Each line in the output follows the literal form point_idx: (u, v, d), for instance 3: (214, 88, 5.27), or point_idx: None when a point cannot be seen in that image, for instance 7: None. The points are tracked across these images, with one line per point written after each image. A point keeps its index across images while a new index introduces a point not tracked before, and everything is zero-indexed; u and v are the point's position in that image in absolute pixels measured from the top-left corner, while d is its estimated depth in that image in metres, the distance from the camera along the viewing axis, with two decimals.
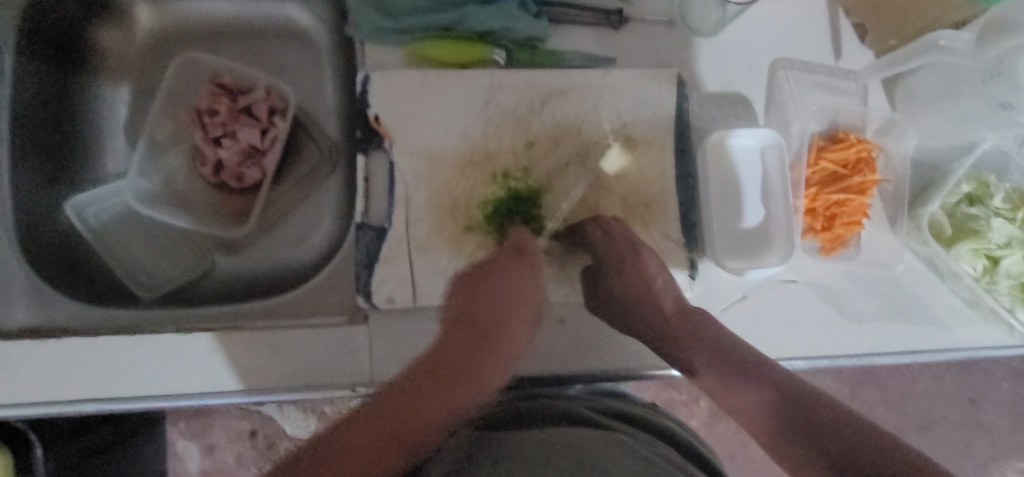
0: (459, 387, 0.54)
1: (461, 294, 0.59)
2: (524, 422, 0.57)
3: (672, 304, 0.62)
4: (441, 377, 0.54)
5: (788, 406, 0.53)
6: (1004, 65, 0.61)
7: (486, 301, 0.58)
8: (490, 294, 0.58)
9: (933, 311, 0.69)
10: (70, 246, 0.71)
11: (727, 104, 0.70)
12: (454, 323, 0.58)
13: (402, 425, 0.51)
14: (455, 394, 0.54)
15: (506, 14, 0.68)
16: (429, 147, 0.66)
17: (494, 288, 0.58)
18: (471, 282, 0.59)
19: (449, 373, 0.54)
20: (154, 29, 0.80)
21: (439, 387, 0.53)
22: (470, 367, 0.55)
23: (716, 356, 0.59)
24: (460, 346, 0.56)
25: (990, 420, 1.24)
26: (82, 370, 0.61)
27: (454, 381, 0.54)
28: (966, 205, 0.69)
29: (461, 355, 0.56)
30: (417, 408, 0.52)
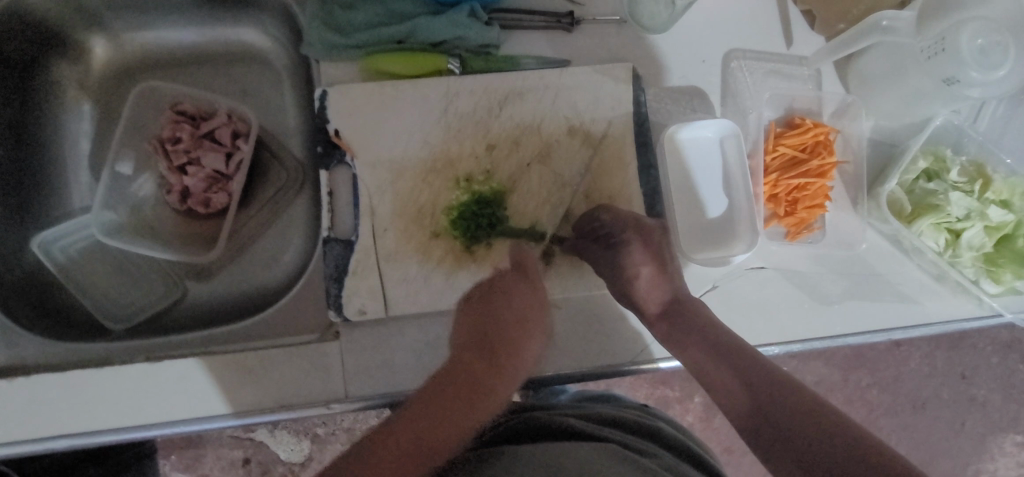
0: (480, 401, 0.54)
1: (471, 310, 0.62)
2: (525, 439, 0.56)
3: (656, 306, 0.65)
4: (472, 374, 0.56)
5: (763, 399, 0.54)
6: (946, 41, 0.63)
7: (497, 314, 0.61)
8: (501, 307, 0.61)
9: (901, 288, 0.70)
10: (38, 282, 0.71)
11: (683, 97, 0.71)
12: (468, 339, 0.60)
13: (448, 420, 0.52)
14: (479, 399, 0.55)
15: (456, 23, 0.68)
16: (390, 158, 0.66)
17: (504, 304, 0.61)
18: (480, 295, 0.63)
19: (470, 383, 0.55)
20: (112, 60, 0.80)
21: (462, 392, 0.54)
22: (487, 377, 0.57)
23: (709, 344, 0.60)
24: (475, 359, 0.58)
25: (981, 394, 1.25)
26: (52, 407, 0.61)
27: (487, 375, 0.57)
28: (924, 181, 0.70)
29: (478, 363, 0.57)
30: (447, 416, 0.52)
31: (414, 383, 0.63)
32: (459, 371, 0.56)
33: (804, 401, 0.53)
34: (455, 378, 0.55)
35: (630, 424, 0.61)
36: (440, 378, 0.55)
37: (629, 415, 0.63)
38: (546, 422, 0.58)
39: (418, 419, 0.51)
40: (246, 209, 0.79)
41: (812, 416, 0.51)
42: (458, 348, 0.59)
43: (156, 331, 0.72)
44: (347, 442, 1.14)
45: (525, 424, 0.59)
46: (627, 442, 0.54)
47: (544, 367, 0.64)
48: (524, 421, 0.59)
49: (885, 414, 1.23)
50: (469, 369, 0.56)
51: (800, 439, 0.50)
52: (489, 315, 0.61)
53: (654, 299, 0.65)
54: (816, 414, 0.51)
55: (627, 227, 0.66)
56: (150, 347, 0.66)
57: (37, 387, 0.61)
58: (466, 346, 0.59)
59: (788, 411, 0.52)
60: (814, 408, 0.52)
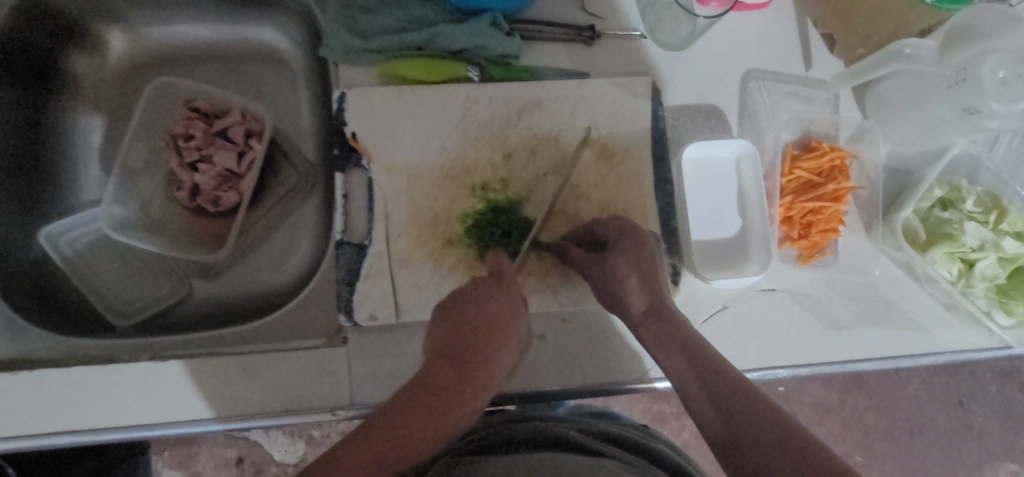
0: (446, 413, 0.53)
1: (446, 313, 0.57)
2: (510, 449, 0.56)
3: (642, 302, 0.59)
4: (436, 389, 0.53)
5: (730, 421, 0.52)
6: (968, 70, 0.62)
7: (472, 314, 0.56)
8: (473, 315, 0.56)
9: (911, 316, 0.69)
10: (45, 275, 0.70)
11: (700, 115, 0.71)
12: (441, 347, 0.56)
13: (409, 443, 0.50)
14: (432, 423, 0.52)
15: (477, 31, 0.68)
16: (407, 162, 0.66)
17: (475, 310, 0.56)
18: (455, 302, 0.57)
19: (431, 402, 0.52)
20: (129, 54, 0.80)
21: (416, 415, 0.51)
22: (455, 388, 0.54)
23: (686, 357, 0.56)
24: (442, 367, 0.55)
25: (979, 422, 1.24)
26: (53, 403, 0.60)
27: (456, 386, 0.54)
28: (939, 210, 0.70)
29: (443, 379, 0.54)
30: (409, 433, 0.51)
31: None
32: (421, 386, 0.53)
33: (777, 424, 0.50)
34: (415, 399, 0.52)
35: (630, 443, 0.60)
36: (401, 397, 0.53)
37: (632, 434, 0.63)
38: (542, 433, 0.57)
39: (377, 437, 0.50)
40: (256, 207, 0.78)
41: (779, 432, 0.50)
42: (432, 352, 0.56)
43: (160, 328, 0.71)
44: None
45: (528, 436, 0.57)
46: (631, 461, 0.54)
47: (549, 381, 0.64)
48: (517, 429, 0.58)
49: (881, 439, 1.23)
50: (437, 379, 0.54)
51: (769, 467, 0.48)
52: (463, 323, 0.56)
53: (641, 296, 0.59)
54: (788, 437, 0.49)
55: (619, 235, 0.61)
56: (155, 346, 0.66)
57: (41, 383, 0.60)
58: (433, 355, 0.56)
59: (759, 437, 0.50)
60: (785, 431, 0.50)
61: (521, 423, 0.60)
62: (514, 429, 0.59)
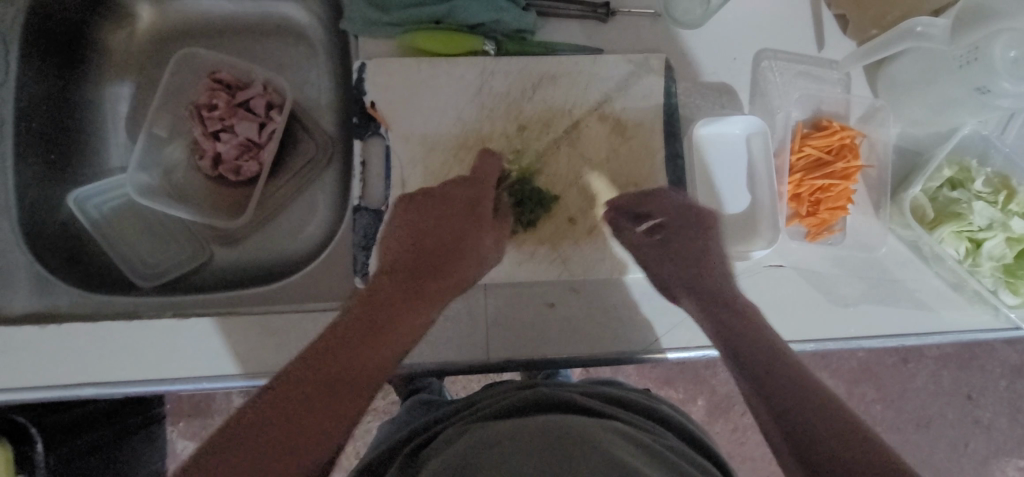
0: (396, 326, 0.57)
1: (404, 231, 0.65)
2: (525, 413, 0.54)
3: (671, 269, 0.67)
4: (390, 302, 0.59)
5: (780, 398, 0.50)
6: (979, 49, 0.63)
7: (433, 233, 0.64)
8: (433, 228, 0.64)
9: (918, 295, 0.70)
10: (73, 237, 0.73)
11: (712, 93, 0.72)
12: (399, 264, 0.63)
13: (368, 350, 0.54)
14: (390, 333, 0.56)
15: (495, 7, 0.70)
16: (424, 132, 0.68)
17: (432, 230, 0.64)
18: (421, 211, 0.65)
19: (390, 313, 0.58)
20: (156, 26, 0.82)
21: (379, 328, 0.56)
22: (404, 304, 0.59)
23: (723, 329, 0.59)
24: (399, 286, 0.61)
25: (986, 416, 1.24)
26: (79, 355, 0.62)
27: (411, 298, 0.60)
28: (947, 189, 0.71)
29: (395, 299, 0.59)
30: (366, 338, 0.55)
31: (429, 360, 0.63)
32: (376, 301, 0.59)
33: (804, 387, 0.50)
34: (368, 313, 0.57)
35: (641, 408, 0.59)
36: (359, 313, 0.57)
37: (640, 398, 0.61)
38: (552, 397, 0.55)
39: (335, 348, 0.54)
40: (276, 177, 0.80)
41: (808, 394, 0.49)
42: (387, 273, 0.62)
43: (182, 291, 0.74)
44: None
45: (528, 399, 0.56)
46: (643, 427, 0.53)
47: (557, 349, 0.65)
48: (528, 395, 0.56)
49: (887, 430, 1.23)
50: (389, 295, 0.59)
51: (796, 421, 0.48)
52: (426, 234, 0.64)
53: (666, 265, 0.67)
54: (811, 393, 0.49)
55: (640, 199, 0.68)
56: (177, 304, 0.69)
57: (68, 335, 0.63)
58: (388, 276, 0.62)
59: (783, 394, 0.50)
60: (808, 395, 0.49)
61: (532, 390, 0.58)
62: (524, 395, 0.57)
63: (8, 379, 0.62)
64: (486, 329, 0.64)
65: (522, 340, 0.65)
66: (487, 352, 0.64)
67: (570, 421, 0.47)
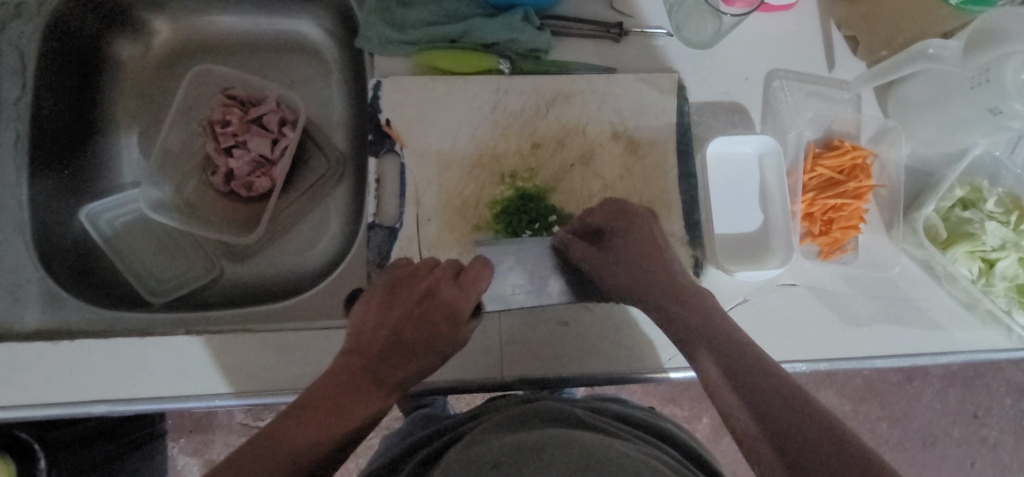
0: (367, 397, 0.55)
1: (392, 290, 0.61)
2: (531, 419, 0.53)
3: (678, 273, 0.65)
4: (362, 369, 0.56)
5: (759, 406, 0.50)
6: (992, 71, 0.63)
7: (415, 300, 0.61)
8: (417, 291, 0.61)
9: (931, 315, 0.70)
10: (84, 252, 0.73)
11: (724, 112, 0.73)
12: (380, 325, 0.60)
13: (333, 424, 0.52)
14: (354, 408, 0.54)
15: (510, 26, 0.70)
16: (438, 150, 0.68)
17: (414, 295, 0.61)
18: (406, 276, 0.62)
19: (363, 384, 0.55)
20: (171, 42, 0.83)
21: (351, 397, 0.54)
22: (376, 376, 0.57)
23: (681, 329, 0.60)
24: (374, 350, 0.58)
25: (993, 435, 1.24)
26: (89, 371, 0.62)
27: (379, 369, 0.57)
28: (960, 209, 0.71)
29: (363, 372, 0.56)
30: (339, 410, 0.53)
31: (444, 376, 0.64)
32: (353, 363, 0.56)
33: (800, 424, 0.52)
34: (347, 376, 0.55)
35: (644, 424, 0.58)
36: (338, 369, 0.56)
37: (640, 414, 0.60)
38: (557, 410, 0.54)
39: (304, 417, 0.52)
40: (288, 193, 0.81)
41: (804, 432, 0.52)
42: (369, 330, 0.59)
43: (192, 307, 0.73)
44: None
45: (530, 411, 0.55)
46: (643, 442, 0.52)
47: (571, 367, 0.64)
48: (531, 408, 0.55)
49: (894, 449, 1.23)
50: (367, 361, 0.57)
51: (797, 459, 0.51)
52: (409, 299, 0.61)
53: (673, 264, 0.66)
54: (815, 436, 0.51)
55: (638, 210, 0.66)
56: (189, 321, 0.68)
57: (80, 352, 0.62)
58: (368, 334, 0.59)
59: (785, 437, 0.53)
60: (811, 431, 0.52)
61: (534, 403, 0.57)
62: (527, 408, 0.56)
63: (19, 395, 0.61)
64: (499, 346, 0.64)
65: (534, 357, 0.64)
66: (501, 368, 0.64)
67: (574, 435, 0.46)
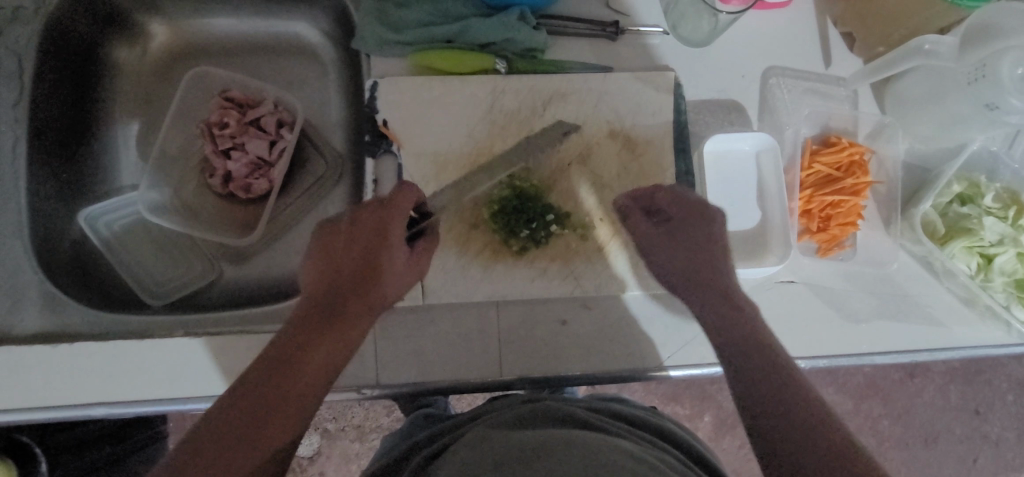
0: (327, 350, 0.51)
1: (330, 237, 0.57)
2: (532, 420, 0.53)
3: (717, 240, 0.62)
4: (313, 324, 0.52)
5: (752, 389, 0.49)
6: (987, 67, 0.63)
7: (355, 245, 0.56)
8: (356, 236, 0.56)
9: (930, 311, 0.70)
10: (83, 255, 0.73)
11: (721, 110, 0.73)
12: (324, 275, 0.55)
13: (287, 392, 0.48)
14: (314, 362, 0.50)
15: (506, 27, 0.70)
16: (435, 150, 0.68)
17: (353, 242, 0.56)
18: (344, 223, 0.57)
19: (322, 332, 0.51)
20: (168, 45, 0.83)
21: (308, 352, 0.50)
22: (336, 327, 0.52)
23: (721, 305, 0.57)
24: (324, 301, 0.53)
25: (995, 431, 1.23)
26: (89, 374, 0.62)
27: (337, 318, 0.52)
28: (958, 205, 0.71)
29: (316, 325, 0.52)
30: (294, 369, 0.49)
31: (443, 377, 0.63)
32: (301, 320, 0.52)
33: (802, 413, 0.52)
34: (299, 335, 0.51)
35: (643, 423, 0.58)
36: (285, 331, 0.51)
37: (642, 413, 0.60)
38: (558, 410, 0.54)
39: (264, 384, 0.48)
40: (286, 195, 0.81)
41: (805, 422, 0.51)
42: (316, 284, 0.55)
43: (190, 309, 0.73)
44: (357, 439, 1.14)
45: (531, 412, 0.55)
46: (645, 442, 0.52)
47: (570, 366, 0.64)
48: (533, 408, 0.55)
49: (896, 446, 1.22)
50: (320, 313, 0.53)
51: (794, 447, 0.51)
52: (350, 244, 0.56)
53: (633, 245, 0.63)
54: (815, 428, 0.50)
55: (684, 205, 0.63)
56: (188, 323, 0.68)
57: (79, 354, 0.62)
58: (315, 287, 0.55)
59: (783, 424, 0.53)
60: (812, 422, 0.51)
61: (535, 403, 0.57)
62: (528, 408, 0.55)
63: (18, 398, 0.61)
64: (498, 346, 0.64)
65: (533, 356, 0.64)
66: (500, 369, 0.64)
67: (575, 436, 0.46)
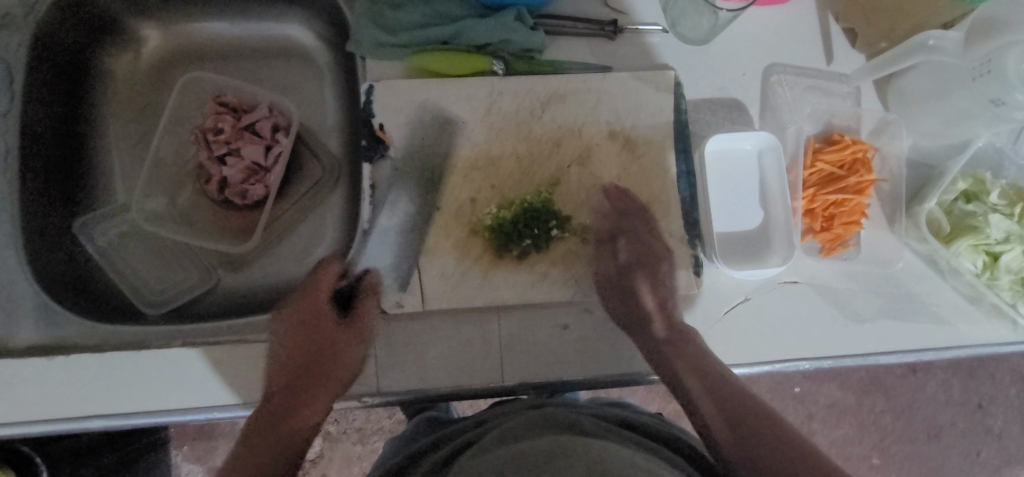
0: (319, 393, 0.63)
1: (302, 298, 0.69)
2: (532, 429, 0.52)
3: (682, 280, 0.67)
4: (299, 372, 0.63)
5: (733, 422, 0.56)
6: (993, 62, 0.61)
7: (311, 305, 0.68)
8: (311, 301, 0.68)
9: (935, 309, 0.69)
10: (78, 265, 0.72)
11: (722, 109, 0.72)
12: (315, 317, 0.68)
13: (290, 429, 0.59)
14: (305, 401, 0.62)
15: (503, 26, 0.69)
16: (432, 154, 0.67)
17: (308, 304, 0.68)
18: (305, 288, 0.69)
19: (304, 381, 0.63)
20: (161, 50, 0.82)
21: (302, 394, 0.62)
22: (321, 374, 0.64)
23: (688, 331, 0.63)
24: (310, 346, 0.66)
25: (999, 425, 1.23)
26: (86, 386, 0.61)
27: (323, 363, 0.65)
28: (963, 202, 0.70)
29: (303, 373, 0.64)
30: (293, 410, 0.61)
31: (443, 384, 0.63)
32: (294, 367, 0.63)
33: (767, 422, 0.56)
34: (293, 380, 0.62)
35: (648, 429, 0.57)
36: (280, 373, 0.63)
37: (646, 418, 0.59)
38: (558, 418, 0.53)
39: (270, 424, 0.59)
40: (283, 200, 0.80)
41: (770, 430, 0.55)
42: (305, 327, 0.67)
43: (189, 318, 0.73)
44: (357, 442, 1.13)
45: (533, 419, 0.54)
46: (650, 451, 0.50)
47: (573, 370, 0.64)
48: (535, 416, 0.54)
49: (898, 440, 1.22)
50: (307, 368, 0.64)
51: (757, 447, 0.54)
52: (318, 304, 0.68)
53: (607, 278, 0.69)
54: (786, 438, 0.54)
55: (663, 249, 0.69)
56: (185, 333, 0.67)
57: (76, 366, 0.62)
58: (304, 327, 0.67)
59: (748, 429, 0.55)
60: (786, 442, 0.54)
61: (538, 411, 0.56)
62: (530, 417, 0.54)
63: (16, 412, 0.61)
64: (499, 351, 0.64)
65: (534, 361, 0.64)
66: (502, 374, 0.63)
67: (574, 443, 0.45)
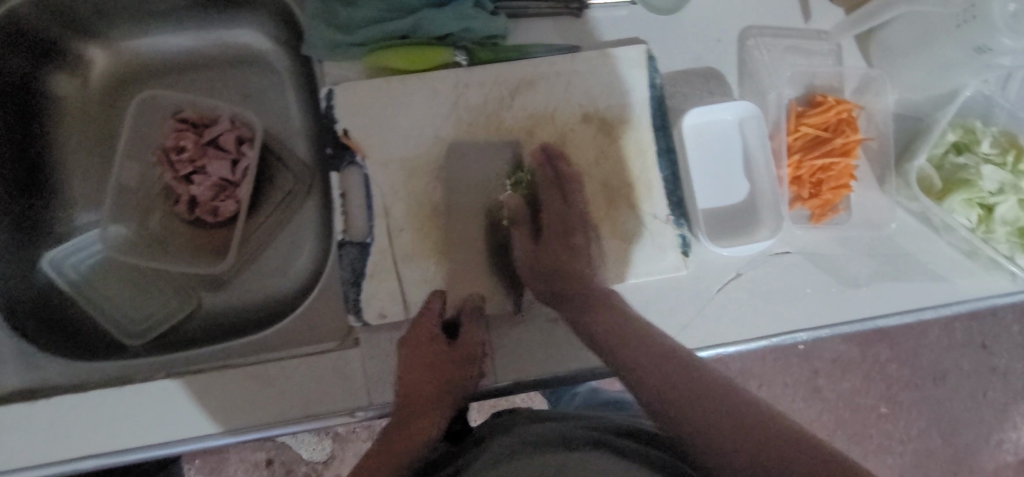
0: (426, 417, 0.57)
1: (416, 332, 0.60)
2: (529, 449, 0.50)
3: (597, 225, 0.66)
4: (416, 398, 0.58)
5: (666, 390, 0.50)
6: (976, 7, 0.59)
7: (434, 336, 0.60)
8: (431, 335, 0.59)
9: (932, 267, 0.67)
10: (53, 302, 0.70)
11: (699, 80, 0.69)
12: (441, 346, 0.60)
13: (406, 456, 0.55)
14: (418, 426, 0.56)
15: (461, 14, 0.66)
16: (402, 156, 0.65)
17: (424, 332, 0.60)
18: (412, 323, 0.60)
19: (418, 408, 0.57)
20: (113, 70, 0.79)
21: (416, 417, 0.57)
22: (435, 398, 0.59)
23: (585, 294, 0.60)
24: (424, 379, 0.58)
25: (1003, 363, 1.22)
26: (72, 427, 0.60)
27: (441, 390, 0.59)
28: (954, 155, 0.68)
29: (417, 401, 0.58)
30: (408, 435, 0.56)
31: None
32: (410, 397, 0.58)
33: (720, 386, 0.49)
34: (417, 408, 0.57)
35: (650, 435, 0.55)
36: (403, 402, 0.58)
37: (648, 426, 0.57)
38: (554, 434, 0.51)
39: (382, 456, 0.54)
40: (256, 214, 0.77)
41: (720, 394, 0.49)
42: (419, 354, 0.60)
43: (174, 345, 0.71)
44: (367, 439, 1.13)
45: (529, 438, 0.52)
46: (643, 452, 0.50)
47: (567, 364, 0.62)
48: (534, 434, 0.53)
49: (905, 387, 1.22)
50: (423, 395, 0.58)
51: (698, 410, 0.48)
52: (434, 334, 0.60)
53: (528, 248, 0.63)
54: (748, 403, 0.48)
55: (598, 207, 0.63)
56: (169, 362, 0.66)
57: (59, 408, 0.60)
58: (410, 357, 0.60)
59: (693, 393, 0.49)
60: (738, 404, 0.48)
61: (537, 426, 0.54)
62: (529, 435, 0.53)
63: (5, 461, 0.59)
64: (490, 353, 0.62)
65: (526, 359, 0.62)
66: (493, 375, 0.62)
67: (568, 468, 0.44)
